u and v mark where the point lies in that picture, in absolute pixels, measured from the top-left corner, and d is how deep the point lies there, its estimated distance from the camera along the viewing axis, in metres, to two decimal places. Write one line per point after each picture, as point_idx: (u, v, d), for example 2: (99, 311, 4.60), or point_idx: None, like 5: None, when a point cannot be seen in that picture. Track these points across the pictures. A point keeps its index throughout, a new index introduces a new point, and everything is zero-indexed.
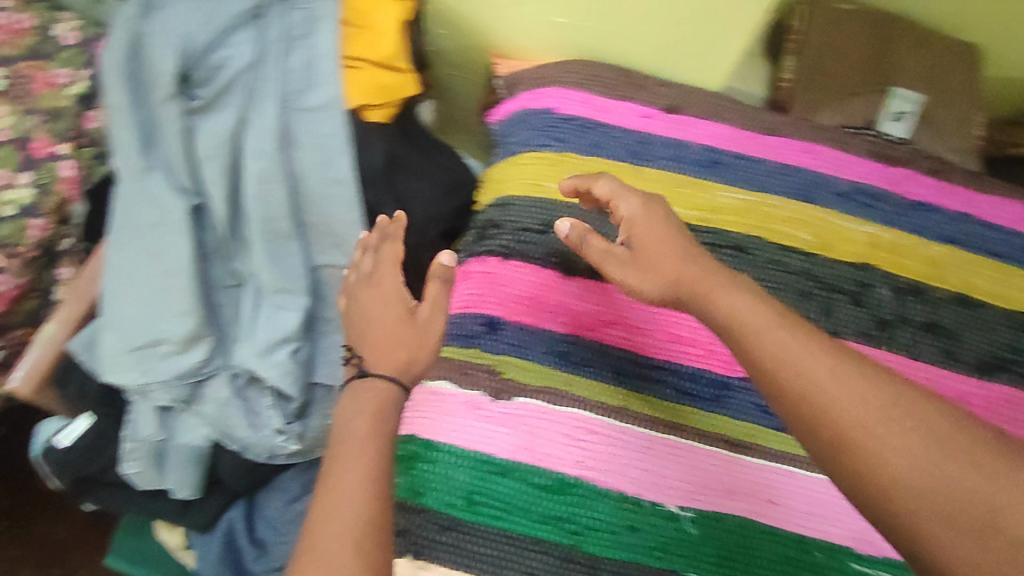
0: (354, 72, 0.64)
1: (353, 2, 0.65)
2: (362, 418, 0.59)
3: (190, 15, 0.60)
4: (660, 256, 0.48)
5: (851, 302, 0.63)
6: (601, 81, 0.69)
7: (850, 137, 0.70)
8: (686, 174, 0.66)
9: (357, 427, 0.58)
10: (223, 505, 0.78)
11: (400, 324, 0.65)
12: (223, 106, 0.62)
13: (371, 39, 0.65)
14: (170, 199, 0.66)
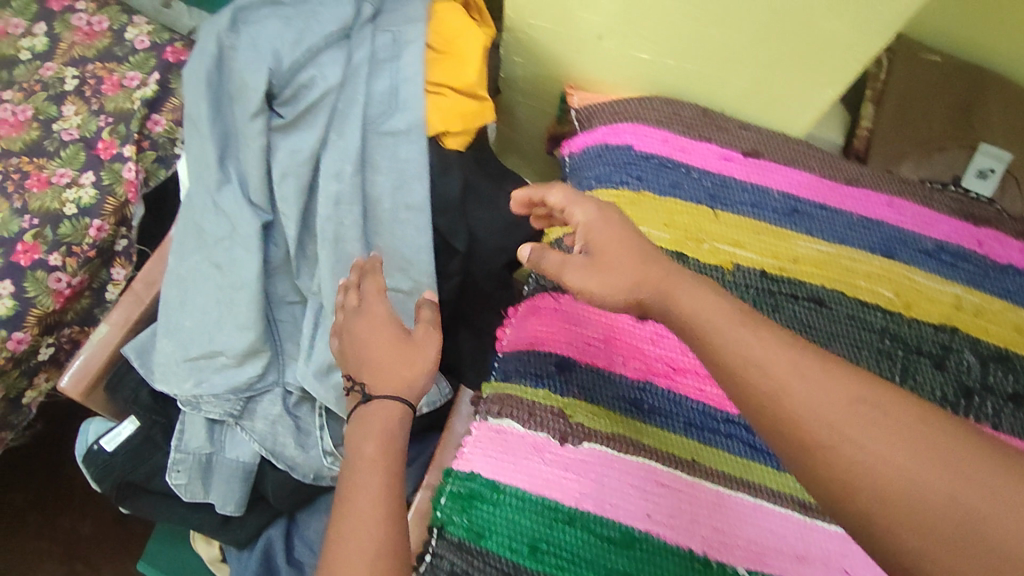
0: (437, 98, 0.64)
1: (439, 29, 0.65)
2: (367, 440, 0.48)
3: (282, 33, 0.61)
4: (617, 261, 0.48)
5: (932, 365, 0.61)
6: (681, 119, 0.68)
7: (934, 192, 0.68)
8: (765, 221, 0.65)
9: (362, 451, 0.47)
10: (263, 523, 0.77)
11: (396, 341, 0.54)
12: (306, 125, 0.62)
13: (455, 65, 0.64)
14: (242, 214, 0.66)
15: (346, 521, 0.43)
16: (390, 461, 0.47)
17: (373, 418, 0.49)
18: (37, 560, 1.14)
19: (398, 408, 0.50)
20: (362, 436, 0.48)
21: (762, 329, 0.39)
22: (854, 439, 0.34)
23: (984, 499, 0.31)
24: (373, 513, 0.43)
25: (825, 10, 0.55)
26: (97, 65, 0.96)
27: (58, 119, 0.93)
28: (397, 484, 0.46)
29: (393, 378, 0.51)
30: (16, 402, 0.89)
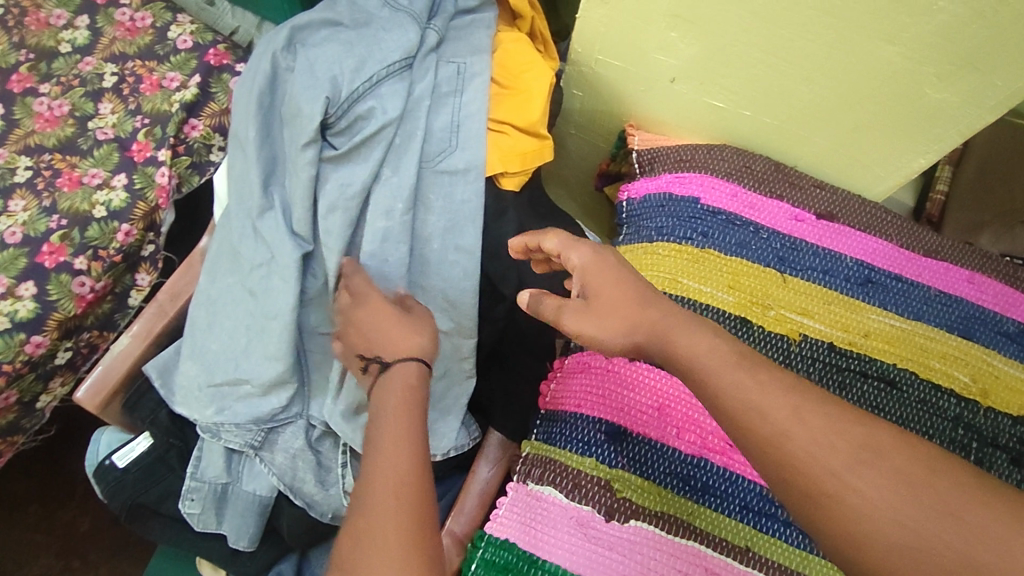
0: (498, 135, 0.63)
1: (506, 63, 0.65)
2: (388, 390, 0.47)
3: (343, 60, 0.60)
4: (613, 305, 0.47)
5: (1011, 462, 0.56)
6: (753, 174, 0.65)
7: (1019, 270, 0.64)
8: (836, 290, 0.61)
9: (384, 400, 0.46)
10: (274, 557, 0.73)
11: (400, 316, 0.54)
12: (359, 156, 0.61)
13: (520, 101, 0.64)
14: (281, 242, 0.63)
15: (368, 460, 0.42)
16: (409, 400, 0.46)
17: (392, 376, 0.49)
18: (34, 555, 1.12)
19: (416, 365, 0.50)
20: (381, 389, 0.48)
21: (794, 401, 0.38)
22: (853, 485, 0.35)
23: (972, 543, 0.33)
24: (396, 446, 0.42)
25: (935, 78, 0.52)
26: (137, 63, 0.93)
27: (94, 116, 0.90)
28: (417, 422, 0.45)
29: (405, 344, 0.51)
30: (30, 406, 0.85)
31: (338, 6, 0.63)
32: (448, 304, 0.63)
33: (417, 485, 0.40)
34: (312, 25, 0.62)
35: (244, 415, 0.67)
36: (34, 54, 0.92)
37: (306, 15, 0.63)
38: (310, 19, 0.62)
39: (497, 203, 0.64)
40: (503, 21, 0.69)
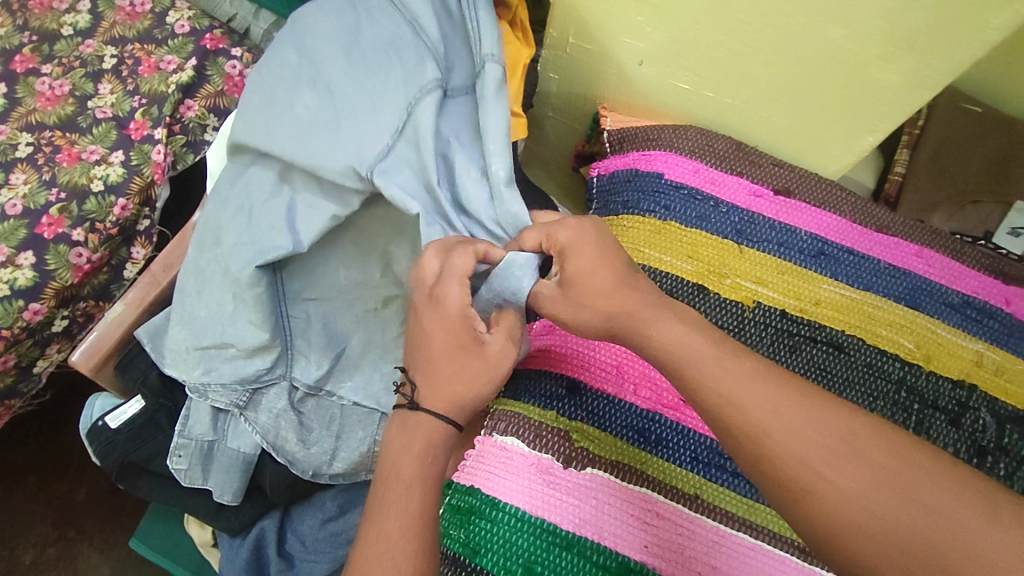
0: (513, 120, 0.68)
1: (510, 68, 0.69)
2: (408, 458, 0.50)
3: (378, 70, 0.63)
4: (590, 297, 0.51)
5: (948, 422, 0.59)
6: (715, 152, 0.68)
7: (965, 246, 0.67)
8: (790, 262, 0.64)
9: (401, 472, 0.49)
10: (258, 513, 0.76)
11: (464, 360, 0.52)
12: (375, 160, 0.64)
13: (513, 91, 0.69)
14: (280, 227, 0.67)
15: (371, 535, 0.46)
16: (427, 488, 0.48)
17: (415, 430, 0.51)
18: (30, 523, 1.15)
19: (440, 423, 0.52)
20: (402, 443, 0.51)
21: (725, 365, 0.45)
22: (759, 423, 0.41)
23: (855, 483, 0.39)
24: (398, 544, 0.45)
25: (878, 59, 0.54)
26: (136, 46, 0.97)
27: (93, 96, 0.94)
28: (429, 512, 0.48)
29: (447, 398, 0.52)
30: (27, 371, 0.89)
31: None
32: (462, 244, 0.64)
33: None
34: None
35: (230, 374, 0.71)
36: (37, 36, 0.96)
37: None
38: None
39: None
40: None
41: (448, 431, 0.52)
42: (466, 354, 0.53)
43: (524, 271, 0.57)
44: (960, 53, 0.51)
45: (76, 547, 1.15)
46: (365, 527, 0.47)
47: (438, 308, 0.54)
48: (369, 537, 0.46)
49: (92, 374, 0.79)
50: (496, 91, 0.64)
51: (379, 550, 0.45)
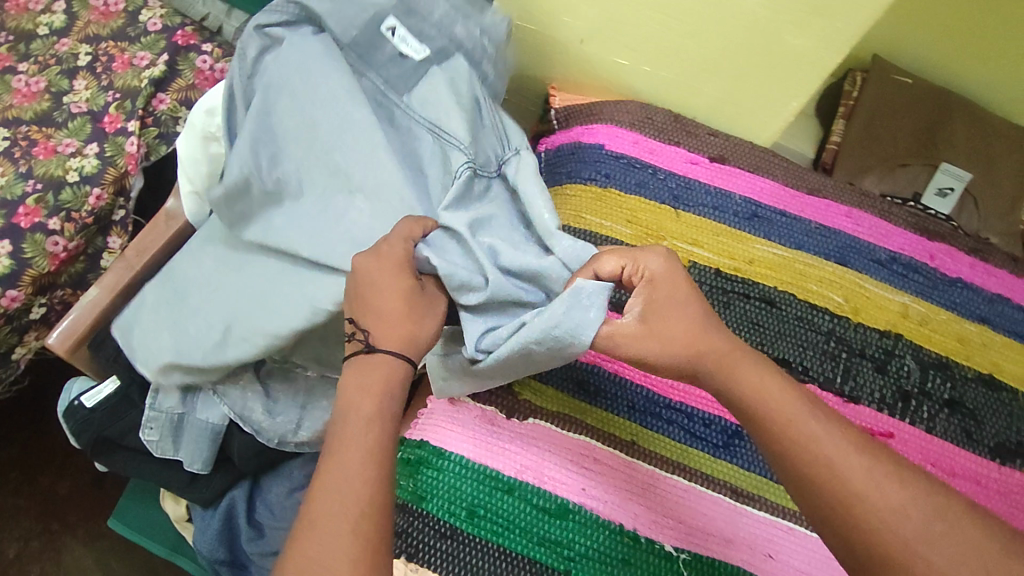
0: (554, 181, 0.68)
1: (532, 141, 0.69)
2: (365, 394, 0.46)
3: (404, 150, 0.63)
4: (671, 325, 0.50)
5: (874, 368, 0.63)
6: (654, 124, 0.72)
7: (893, 207, 0.71)
8: (725, 224, 0.68)
9: (360, 407, 0.45)
10: (227, 484, 0.79)
11: (415, 300, 0.50)
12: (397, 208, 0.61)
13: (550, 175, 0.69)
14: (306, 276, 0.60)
15: (331, 469, 0.42)
16: (386, 423, 0.45)
17: (375, 372, 0.47)
18: (15, 517, 1.17)
19: (396, 360, 0.48)
20: (357, 383, 0.47)
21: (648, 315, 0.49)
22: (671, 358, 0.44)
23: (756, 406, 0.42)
24: (361, 473, 0.42)
25: (792, 25, 0.58)
26: (109, 44, 1.00)
27: (68, 92, 0.97)
28: (387, 449, 0.44)
29: (394, 338, 0.48)
30: (6, 357, 0.92)
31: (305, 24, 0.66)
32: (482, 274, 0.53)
33: (376, 525, 0.41)
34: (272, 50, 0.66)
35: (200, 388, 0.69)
36: (14, 36, 1.00)
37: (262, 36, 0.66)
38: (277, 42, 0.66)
39: None
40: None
41: (403, 369, 0.48)
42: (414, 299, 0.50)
43: (594, 299, 0.50)
44: (863, 14, 0.54)
45: (60, 539, 1.17)
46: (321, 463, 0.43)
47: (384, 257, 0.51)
48: (330, 472, 0.42)
49: (66, 355, 0.82)
50: (533, 173, 0.62)
51: (341, 481, 0.41)
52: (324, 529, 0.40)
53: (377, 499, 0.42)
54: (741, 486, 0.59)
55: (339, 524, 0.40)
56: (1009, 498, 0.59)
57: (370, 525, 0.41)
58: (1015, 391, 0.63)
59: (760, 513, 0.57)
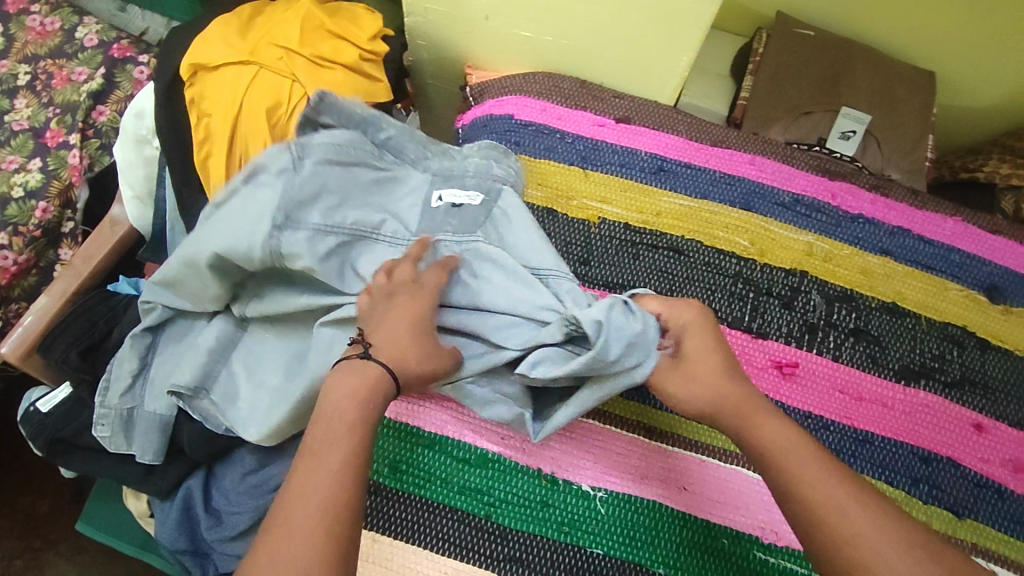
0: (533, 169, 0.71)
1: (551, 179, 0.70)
2: (347, 402, 0.48)
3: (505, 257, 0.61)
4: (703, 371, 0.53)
5: (780, 305, 0.65)
6: (560, 92, 0.75)
7: (795, 152, 0.74)
8: (633, 179, 0.70)
9: (344, 416, 0.47)
10: (181, 475, 0.81)
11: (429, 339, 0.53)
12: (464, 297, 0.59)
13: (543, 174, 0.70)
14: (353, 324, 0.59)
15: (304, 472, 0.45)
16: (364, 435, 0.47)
17: (358, 378, 0.49)
18: None
19: (381, 376, 0.50)
20: (339, 390, 0.49)
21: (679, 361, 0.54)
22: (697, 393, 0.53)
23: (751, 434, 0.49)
24: (331, 484, 0.44)
25: None
26: (48, 62, 1.03)
27: (10, 112, 1.00)
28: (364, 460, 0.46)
29: (400, 356, 0.51)
30: None
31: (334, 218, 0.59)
32: (629, 356, 0.53)
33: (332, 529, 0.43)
34: (309, 249, 0.57)
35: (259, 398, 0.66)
36: None
37: (287, 237, 0.57)
38: (310, 247, 0.57)
39: None
40: (296, 22, 0.72)
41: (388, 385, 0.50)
42: (430, 344, 0.53)
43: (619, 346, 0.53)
44: None
45: (42, 557, 1.16)
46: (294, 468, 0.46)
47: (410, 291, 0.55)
48: (305, 474, 0.45)
49: (20, 364, 0.84)
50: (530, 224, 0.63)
51: (304, 491, 0.44)
52: (284, 531, 0.42)
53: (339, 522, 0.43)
54: (655, 426, 0.61)
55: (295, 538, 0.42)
56: (914, 417, 0.62)
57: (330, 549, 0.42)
58: (918, 315, 0.65)
59: (672, 447, 0.60)
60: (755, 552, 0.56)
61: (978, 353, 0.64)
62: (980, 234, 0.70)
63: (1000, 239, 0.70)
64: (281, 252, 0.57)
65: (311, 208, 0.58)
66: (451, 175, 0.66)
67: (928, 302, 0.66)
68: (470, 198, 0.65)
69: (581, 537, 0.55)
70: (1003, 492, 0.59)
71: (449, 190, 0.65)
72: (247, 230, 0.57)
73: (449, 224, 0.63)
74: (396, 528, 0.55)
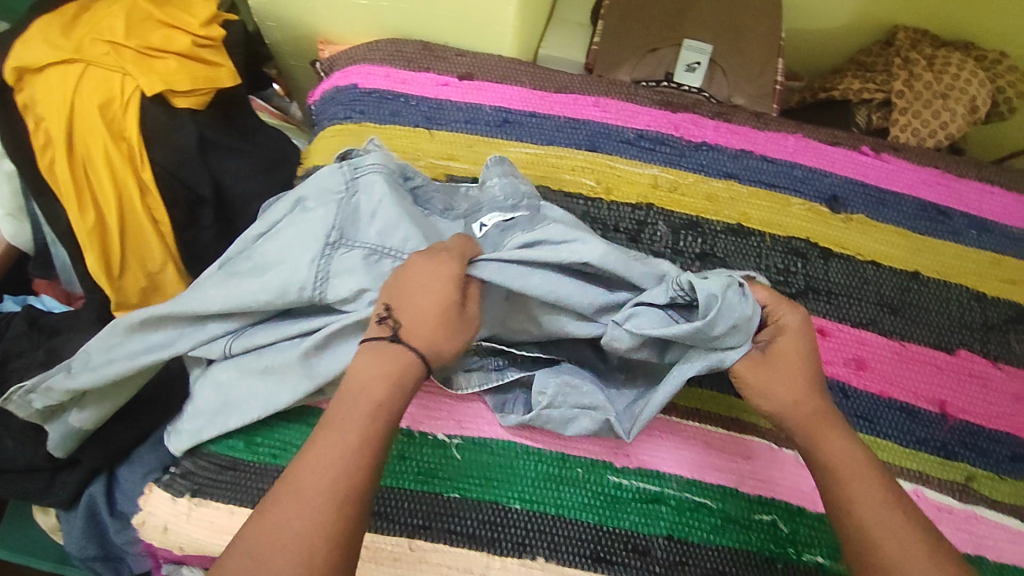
0: (407, 138, 0.71)
1: (443, 149, 0.70)
2: (379, 382, 0.46)
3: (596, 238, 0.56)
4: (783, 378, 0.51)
5: (628, 240, 0.66)
6: (403, 56, 0.75)
7: (639, 89, 0.74)
8: (478, 134, 0.71)
9: (372, 393, 0.45)
10: (82, 482, 0.77)
11: (455, 314, 0.49)
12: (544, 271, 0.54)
13: (414, 142, 0.70)
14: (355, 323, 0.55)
15: (323, 440, 0.43)
16: (386, 414, 0.45)
17: (388, 357, 0.47)
18: None
19: (413, 362, 0.47)
20: (364, 368, 0.47)
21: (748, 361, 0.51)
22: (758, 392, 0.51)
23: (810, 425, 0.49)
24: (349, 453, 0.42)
25: None
26: None
27: None
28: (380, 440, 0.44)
29: (432, 343, 0.48)
30: None
31: (387, 241, 0.57)
32: (731, 337, 0.50)
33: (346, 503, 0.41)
34: (361, 274, 0.56)
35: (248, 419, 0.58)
36: None
37: (337, 260, 0.56)
38: (359, 267, 0.56)
39: (173, 119, 0.72)
40: (121, 15, 0.70)
41: (415, 367, 0.48)
42: (456, 309, 0.49)
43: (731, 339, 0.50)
44: None
45: None
46: (309, 441, 0.43)
47: (433, 262, 0.50)
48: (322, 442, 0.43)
49: None
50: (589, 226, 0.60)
51: (305, 474, 0.41)
52: (281, 510, 0.40)
53: (338, 520, 0.40)
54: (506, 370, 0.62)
55: (290, 524, 0.39)
56: None
57: (319, 551, 0.39)
58: (763, 233, 0.67)
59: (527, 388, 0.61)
60: (609, 477, 0.59)
61: (821, 262, 0.66)
62: (820, 148, 0.72)
63: (839, 149, 0.72)
64: (327, 277, 0.56)
65: (365, 232, 0.57)
66: (479, 204, 0.61)
67: (773, 220, 0.68)
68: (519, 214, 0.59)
69: (439, 484, 0.57)
70: (846, 390, 0.61)
71: (490, 213, 0.59)
72: (292, 257, 0.56)
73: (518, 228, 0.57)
74: (252, 499, 0.56)
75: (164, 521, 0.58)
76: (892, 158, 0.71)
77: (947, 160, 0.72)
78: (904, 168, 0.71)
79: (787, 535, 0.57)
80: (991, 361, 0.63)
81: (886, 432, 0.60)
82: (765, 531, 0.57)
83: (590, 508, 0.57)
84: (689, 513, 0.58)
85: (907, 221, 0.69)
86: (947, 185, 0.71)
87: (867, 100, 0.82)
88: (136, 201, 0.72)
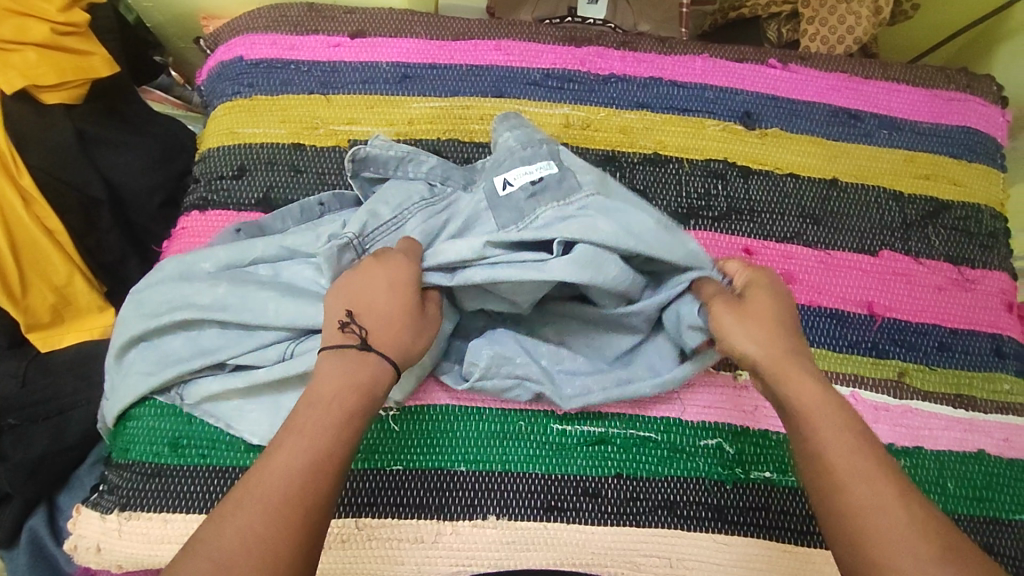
0: (306, 106, 0.66)
1: (344, 114, 0.66)
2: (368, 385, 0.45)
3: (621, 214, 0.52)
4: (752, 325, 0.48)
5: None
6: (288, 21, 0.70)
7: (541, 27, 0.71)
8: (377, 93, 0.67)
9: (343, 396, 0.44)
10: (21, 513, 0.66)
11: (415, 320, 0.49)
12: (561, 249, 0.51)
13: (312, 110, 0.66)
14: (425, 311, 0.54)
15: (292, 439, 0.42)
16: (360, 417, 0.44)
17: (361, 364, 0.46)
18: None
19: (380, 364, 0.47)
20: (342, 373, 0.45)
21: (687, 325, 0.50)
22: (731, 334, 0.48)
23: (778, 364, 0.47)
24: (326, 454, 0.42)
25: None
26: None
27: None
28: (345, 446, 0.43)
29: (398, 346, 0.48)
30: None
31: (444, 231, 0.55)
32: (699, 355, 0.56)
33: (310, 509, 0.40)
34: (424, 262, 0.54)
35: None
36: None
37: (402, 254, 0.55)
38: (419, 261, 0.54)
39: (43, 116, 0.67)
40: None
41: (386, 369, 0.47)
42: (416, 313, 0.49)
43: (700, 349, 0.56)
44: None
45: None
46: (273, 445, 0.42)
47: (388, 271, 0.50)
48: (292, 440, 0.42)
49: None
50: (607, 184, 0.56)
51: (266, 477, 0.40)
52: (250, 511, 0.39)
53: (302, 523, 0.39)
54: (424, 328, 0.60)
55: (252, 525, 0.38)
56: None
57: (285, 550, 0.38)
58: (681, 159, 0.66)
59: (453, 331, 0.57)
60: (551, 426, 0.57)
61: (741, 181, 0.65)
62: (730, 66, 0.70)
63: (747, 65, 0.70)
64: None
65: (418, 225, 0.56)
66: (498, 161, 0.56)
67: (689, 144, 0.66)
68: (543, 169, 0.54)
69: (379, 459, 0.55)
70: None
71: (514, 171, 0.54)
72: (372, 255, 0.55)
73: (545, 198, 0.53)
74: (186, 502, 0.54)
75: (96, 541, 0.54)
76: (800, 67, 0.71)
77: (854, 63, 0.72)
78: (812, 77, 0.70)
79: (734, 455, 0.57)
80: (913, 258, 0.64)
81: (819, 340, 0.60)
82: (712, 456, 0.57)
83: (537, 459, 0.56)
84: (635, 448, 0.57)
85: (820, 129, 0.68)
86: (855, 88, 0.71)
87: (776, 14, 0.81)
88: (22, 212, 0.66)
